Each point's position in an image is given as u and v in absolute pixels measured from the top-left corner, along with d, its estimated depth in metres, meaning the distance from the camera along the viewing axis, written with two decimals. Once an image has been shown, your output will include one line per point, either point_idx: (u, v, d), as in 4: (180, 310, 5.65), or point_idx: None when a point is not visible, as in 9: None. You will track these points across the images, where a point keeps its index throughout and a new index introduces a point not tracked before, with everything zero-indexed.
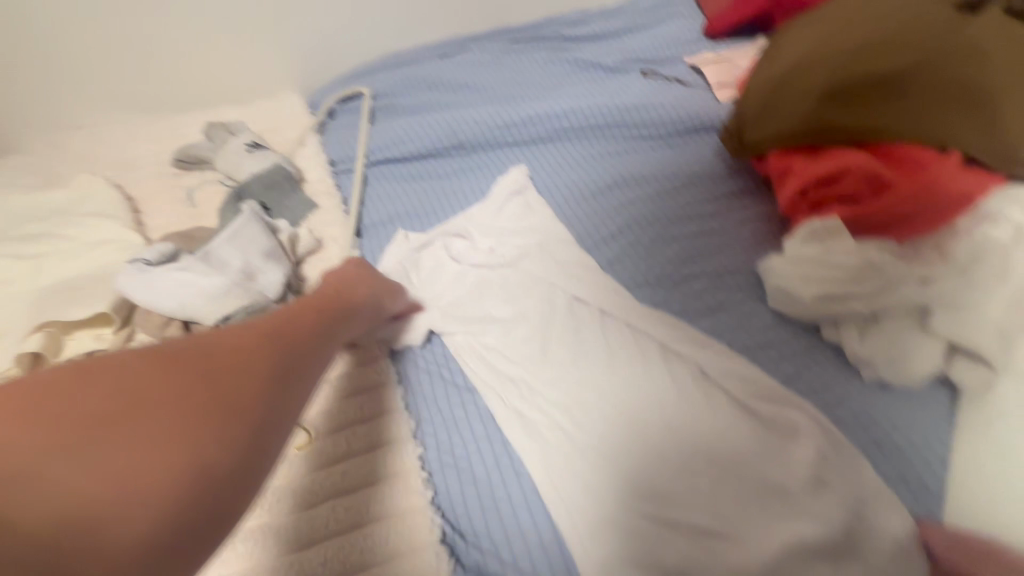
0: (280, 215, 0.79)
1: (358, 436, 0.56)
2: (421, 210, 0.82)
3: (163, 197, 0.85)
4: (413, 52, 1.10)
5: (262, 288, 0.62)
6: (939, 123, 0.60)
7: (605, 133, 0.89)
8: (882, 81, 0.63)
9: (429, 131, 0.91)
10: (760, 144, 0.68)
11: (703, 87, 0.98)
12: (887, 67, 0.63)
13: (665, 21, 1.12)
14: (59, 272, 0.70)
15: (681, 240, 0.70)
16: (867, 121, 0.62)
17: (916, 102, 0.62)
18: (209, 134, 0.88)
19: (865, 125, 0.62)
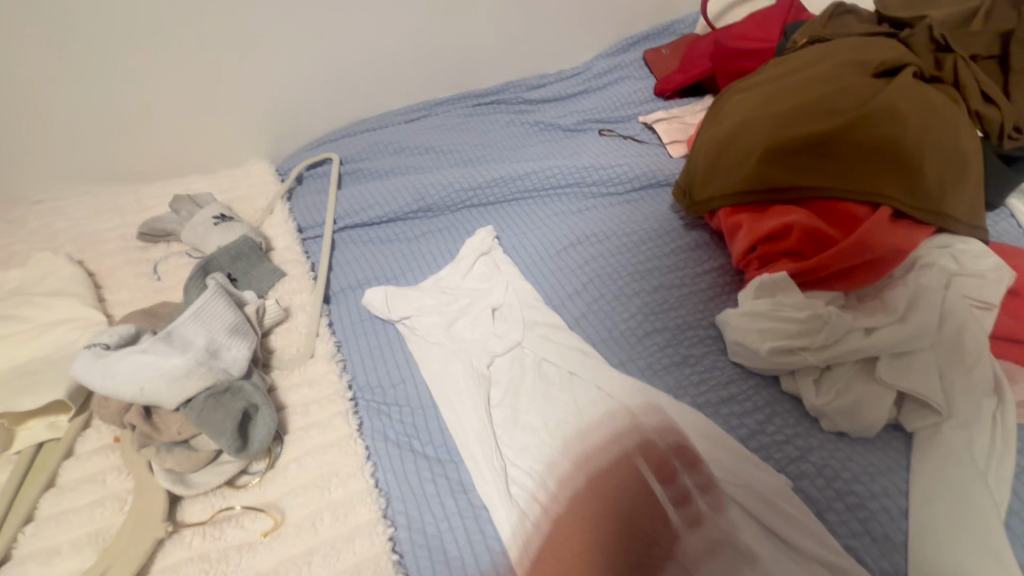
0: (246, 285, 0.78)
1: (327, 521, 0.52)
2: (390, 275, 0.83)
3: (127, 271, 0.84)
4: (381, 118, 1.14)
5: (226, 365, 0.61)
6: (870, 178, 0.65)
7: (567, 192, 0.93)
8: (815, 142, 0.67)
9: (397, 195, 0.93)
10: (709, 203, 0.73)
11: (658, 144, 1.04)
12: (817, 129, 0.67)
13: (619, 82, 1.20)
14: (10, 357, 0.68)
15: (643, 294, 0.73)
16: (804, 180, 0.67)
17: (847, 160, 0.66)
18: (175, 207, 0.89)
19: (803, 184, 0.66)
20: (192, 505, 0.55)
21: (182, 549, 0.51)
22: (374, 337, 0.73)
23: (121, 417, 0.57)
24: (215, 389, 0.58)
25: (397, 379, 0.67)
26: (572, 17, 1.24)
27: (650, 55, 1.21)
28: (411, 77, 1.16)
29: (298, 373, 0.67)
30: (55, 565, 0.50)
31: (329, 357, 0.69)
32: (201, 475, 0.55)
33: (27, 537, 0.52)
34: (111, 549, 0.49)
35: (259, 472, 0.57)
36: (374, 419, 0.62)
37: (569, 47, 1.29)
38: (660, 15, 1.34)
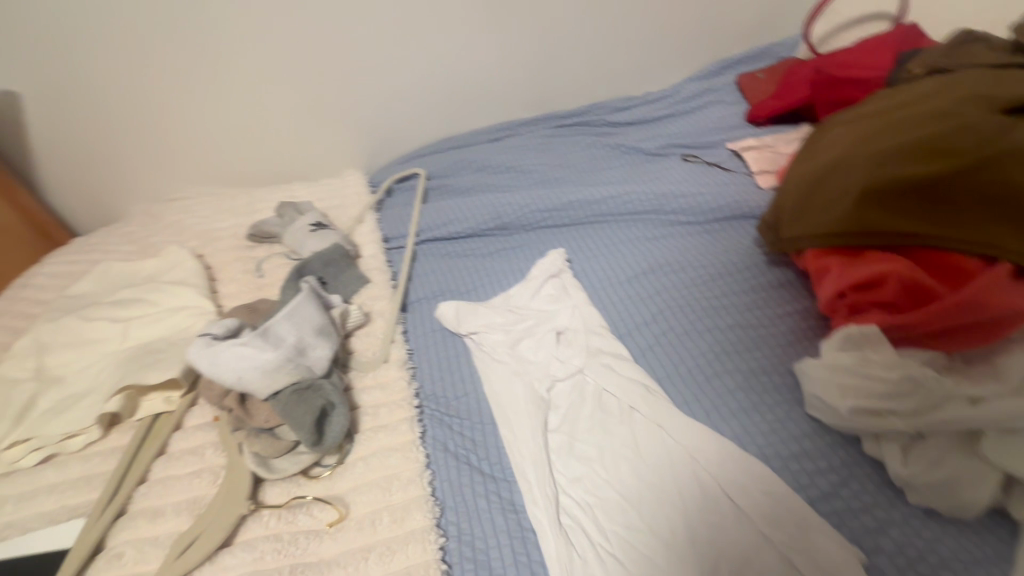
0: (334, 288, 0.85)
1: (385, 523, 0.55)
2: (463, 288, 0.86)
3: (237, 267, 0.94)
4: (468, 136, 1.20)
5: (310, 364, 0.67)
6: (987, 229, 0.58)
7: (644, 218, 0.92)
8: (923, 185, 0.62)
9: (476, 212, 0.97)
10: (795, 242, 0.70)
11: (745, 172, 1.00)
12: (927, 171, 0.62)
13: (709, 106, 1.17)
14: (140, 335, 0.79)
15: (715, 331, 0.70)
16: (906, 226, 0.61)
17: (960, 208, 0.60)
18: (280, 212, 0.99)
19: (904, 230, 0.61)
20: (272, 487, 0.61)
21: (259, 526, 0.56)
22: (442, 348, 0.76)
23: (221, 401, 0.65)
24: (298, 385, 0.64)
25: (462, 392, 0.70)
26: (663, 41, 1.23)
27: (743, 79, 1.17)
28: (499, 97, 1.21)
29: (372, 376, 0.73)
30: (158, 523, 0.57)
31: (400, 363, 0.74)
32: (281, 462, 0.61)
33: (140, 495, 0.60)
34: (203, 517, 0.56)
35: (330, 466, 0.62)
36: (436, 429, 0.65)
37: (659, 70, 1.27)
38: (758, 38, 1.29)
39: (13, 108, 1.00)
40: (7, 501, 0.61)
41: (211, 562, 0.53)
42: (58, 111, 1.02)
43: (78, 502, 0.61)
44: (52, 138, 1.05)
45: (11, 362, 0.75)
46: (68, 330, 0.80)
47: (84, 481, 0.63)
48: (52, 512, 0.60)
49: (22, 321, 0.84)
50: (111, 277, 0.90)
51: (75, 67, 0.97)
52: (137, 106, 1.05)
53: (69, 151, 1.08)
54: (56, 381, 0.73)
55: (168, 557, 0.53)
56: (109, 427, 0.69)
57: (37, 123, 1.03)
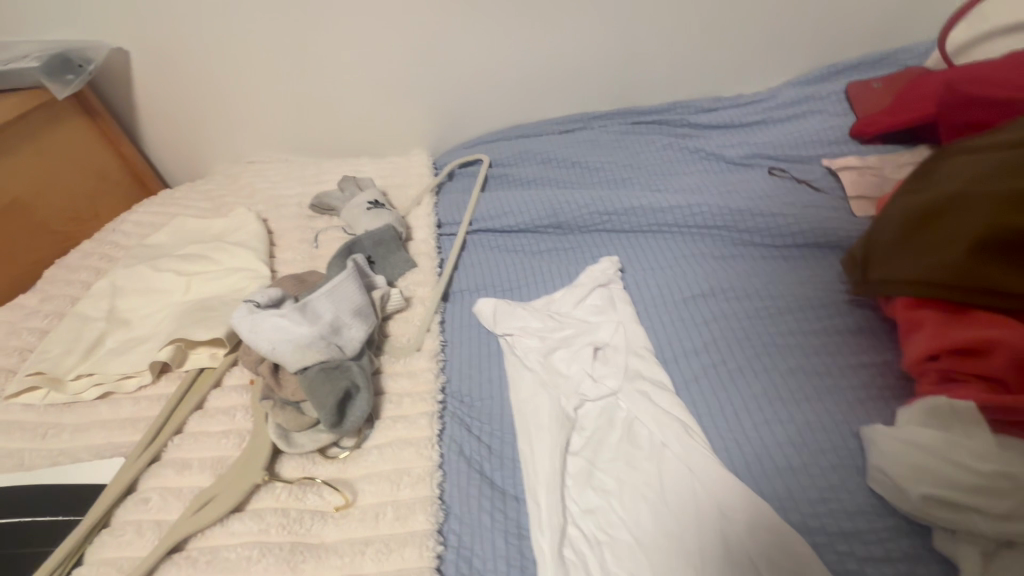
0: (381, 269, 0.86)
1: (388, 518, 0.54)
2: (506, 285, 0.83)
3: (295, 235, 0.97)
4: (537, 126, 1.15)
5: (343, 343, 0.67)
6: None
7: (712, 234, 0.85)
8: None
9: (532, 207, 0.93)
10: (885, 285, 0.61)
11: (839, 195, 0.89)
12: None
13: (808, 115, 1.04)
14: (200, 291, 0.83)
15: (773, 372, 0.63)
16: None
17: None
18: (342, 186, 1.00)
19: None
20: (289, 460, 0.62)
21: (271, 497, 0.58)
22: (476, 345, 0.74)
23: (256, 366, 0.67)
24: (328, 363, 0.64)
25: (487, 395, 0.67)
26: (766, 37, 1.11)
27: (854, 88, 1.04)
28: (576, 87, 1.15)
29: (402, 363, 0.72)
30: (184, 476, 0.60)
31: (432, 354, 0.72)
32: (301, 436, 0.62)
33: (173, 446, 0.63)
34: (222, 479, 0.58)
35: (347, 449, 0.62)
36: (455, 428, 0.63)
37: (756, 70, 1.16)
38: (881, 41, 1.13)
39: (121, 64, 1.08)
40: (65, 429, 0.67)
41: (223, 524, 0.55)
42: (159, 70, 1.09)
43: (123, 441, 0.66)
44: (153, 96, 1.14)
45: (88, 301, 0.82)
46: (140, 277, 0.86)
47: (131, 422, 0.68)
48: (100, 446, 0.65)
49: (105, 263, 0.92)
50: (185, 231, 0.96)
51: (175, 28, 1.03)
52: (225, 68, 1.09)
53: (166, 108, 1.16)
54: (122, 323, 0.79)
55: (185, 511, 0.56)
56: (159, 374, 0.73)
57: (140, 79, 1.11)
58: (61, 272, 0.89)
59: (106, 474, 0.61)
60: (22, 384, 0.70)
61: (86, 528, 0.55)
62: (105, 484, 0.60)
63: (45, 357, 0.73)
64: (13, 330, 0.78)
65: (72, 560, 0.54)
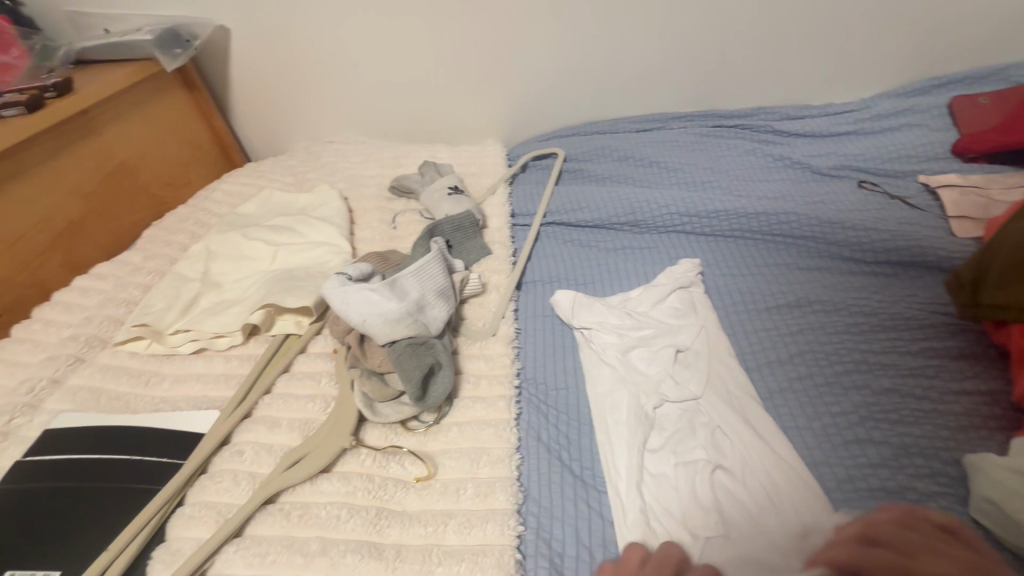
0: (459, 253, 0.87)
1: (469, 494, 0.56)
2: (582, 280, 0.83)
3: (373, 215, 1.00)
4: (613, 123, 1.15)
5: (427, 321, 0.69)
6: None
7: (795, 243, 0.83)
8: None
9: (609, 203, 0.93)
10: (1000, 310, 0.59)
11: (936, 214, 0.85)
12: None
13: (905, 128, 1.00)
14: (286, 261, 0.87)
15: (864, 390, 0.61)
16: None
17: None
18: (421, 171, 1.03)
19: None
20: (372, 429, 0.65)
21: (356, 462, 0.60)
22: (552, 335, 0.75)
23: (343, 336, 0.70)
24: (414, 338, 0.67)
25: (563, 384, 0.68)
26: (865, 45, 1.06)
27: (959, 103, 0.98)
28: (656, 86, 1.14)
29: (478, 346, 0.73)
30: (275, 433, 0.63)
31: (507, 340, 0.73)
32: (385, 407, 0.65)
33: (264, 403, 0.67)
34: (311, 439, 0.61)
35: (427, 423, 0.64)
36: (532, 415, 0.64)
37: (849, 79, 1.11)
38: (993, 54, 1.06)
39: (222, 41, 1.14)
40: (165, 379, 0.72)
41: (312, 482, 0.58)
42: (255, 49, 1.14)
43: (217, 395, 0.70)
44: (246, 75, 1.19)
45: (185, 262, 0.87)
46: (232, 243, 0.90)
47: (224, 378, 0.72)
48: (197, 398, 0.69)
49: (199, 228, 0.98)
50: (271, 203, 1.01)
51: (274, 11, 1.07)
52: (314, 49, 1.13)
53: (257, 87, 1.21)
54: (215, 285, 0.84)
55: (277, 467, 0.59)
56: (248, 336, 0.77)
57: (237, 57, 1.16)
58: (160, 234, 0.95)
59: (203, 424, 0.65)
60: (129, 334, 0.75)
61: (188, 472, 0.59)
62: (202, 434, 0.64)
63: (148, 311, 0.78)
64: (121, 283, 0.84)
65: (175, 500, 0.58)
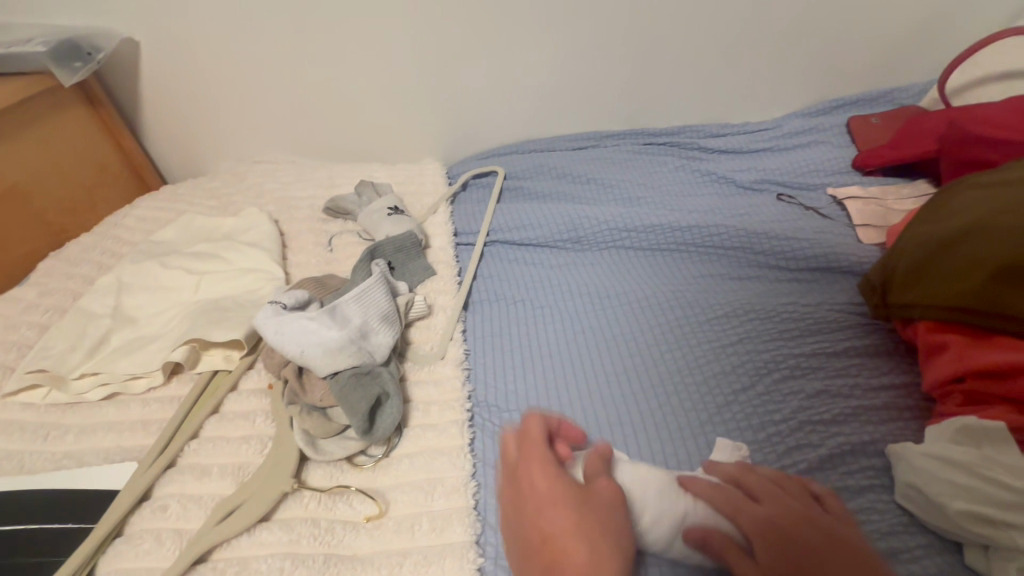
0: (402, 275, 0.85)
1: (425, 529, 0.53)
2: (528, 298, 0.83)
3: (308, 238, 0.96)
4: (550, 142, 1.17)
5: (371, 349, 0.66)
6: None
7: (726, 253, 0.88)
8: None
9: (551, 220, 0.94)
10: (906, 309, 0.64)
11: (845, 223, 0.93)
12: None
13: (812, 145, 1.09)
14: (211, 290, 0.81)
15: (795, 393, 0.65)
16: None
17: None
18: (358, 191, 1.00)
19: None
20: (316, 468, 0.60)
21: (299, 506, 0.56)
22: (501, 355, 0.74)
23: (280, 369, 0.66)
24: (359, 368, 0.64)
25: (515, 406, 0.67)
26: (774, 70, 1.15)
27: (855, 122, 1.09)
28: (589, 106, 1.18)
29: (426, 371, 0.71)
30: (204, 482, 0.57)
31: (456, 363, 0.72)
32: (328, 444, 0.61)
33: (189, 450, 0.60)
34: (246, 485, 0.56)
35: (375, 457, 0.60)
36: (486, 439, 0.62)
37: (762, 101, 1.20)
38: (880, 79, 1.19)
39: (129, 55, 1.05)
40: (69, 431, 0.63)
41: (250, 533, 0.53)
42: (169, 63, 1.06)
43: (134, 444, 0.62)
44: (159, 91, 1.10)
45: (91, 296, 0.79)
46: (147, 274, 0.82)
47: (141, 425, 0.64)
48: (108, 450, 0.62)
49: (108, 258, 0.89)
50: (193, 229, 0.93)
51: (190, 25, 1.01)
52: (235, 61, 1.06)
53: (172, 104, 1.13)
54: (128, 321, 0.76)
55: (208, 521, 0.53)
56: (170, 375, 0.70)
57: (148, 72, 1.07)
58: (60, 266, 0.86)
59: (117, 479, 0.58)
60: (23, 383, 0.66)
61: (100, 538, 0.52)
62: (116, 491, 0.57)
63: (46, 354, 0.69)
64: (10, 324, 0.74)
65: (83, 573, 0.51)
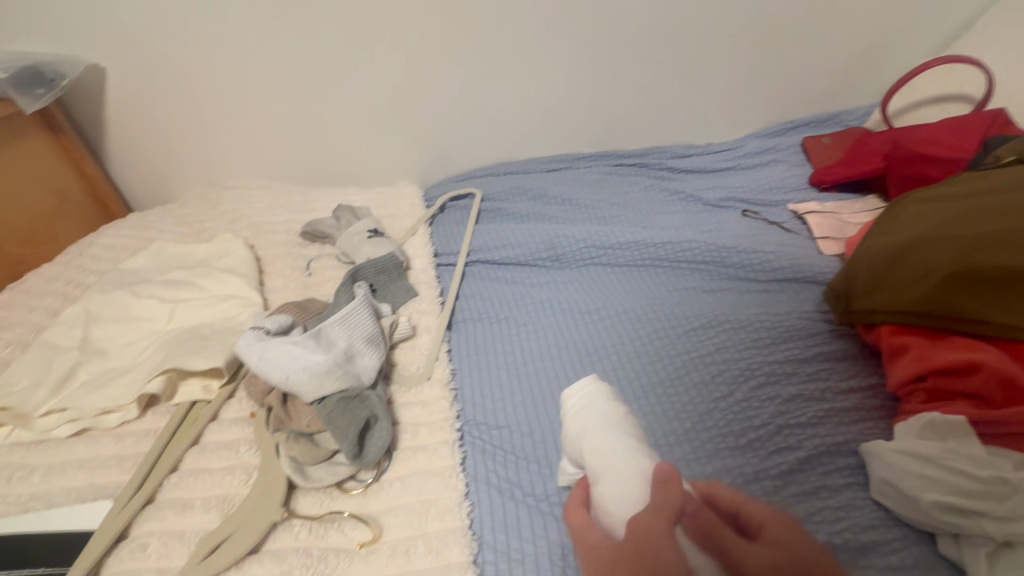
0: (384, 298, 0.85)
1: (420, 552, 0.53)
2: (512, 316, 0.84)
3: (285, 263, 0.95)
4: (525, 165, 1.20)
5: (358, 372, 0.66)
6: None
7: (699, 267, 0.91)
8: (1004, 274, 0.59)
9: (530, 240, 0.97)
10: (870, 315, 0.69)
11: (806, 237, 0.99)
12: (1008, 262, 0.59)
13: (772, 164, 1.16)
14: (186, 318, 0.79)
15: (772, 398, 0.68)
16: (980, 311, 0.60)
17: None
18: (336, 214, 1.00)
19: (978, 314, 0.60)
20: (305, 496, 0.59)
21: (289, 536, 0.55)
22: (488, 373, 0.74)
23: (263, 397, 0.64)
24: (347, 392, 0.63)
25: (504, 422, 0.67)
26: (733, 94, 1.22)
27: (809, 142, 1.16)
28: (561, 129, 1.21)
29: (414, 393, 0.71)
30: (186, 517, 0.55)
31: (443, 383, 0.72)
32: (317, 470, 0.59)
33: (170, 484, 0.58)
34: (233, 517, 0.54)
35: (366, 481, 0.60)
36: (477, 458, 0.63)
37: (723, 123, 1.27)
38: (829, 102, 1.28)
39: (94, 82, 1.03)
40: (37, 471, 0.60)
41: (238, 567, 0.52)
42: (136, 90, 1.05)
43: (108, 482, 0.60)
44: (126, 117, 1.08)
45: (57, 329, 0.76)
46: (116, 304, 0.80)
47: (115, 461, 0.62)
48: (80, 489, 0.59)
49: (74, 289, 0.85)
50: (164, 256, 0.91)
51: (159, 51, 1.00)
52: (205, 85, 1.05)
53: (139, 130, 1.10)
54: (98, 353, 0.73)
55: (192, 557, 0.51)
56: (145, 408, 0.68)
57: (114, 99, 1.05)
58: (22, 299, 0.82)
59: None
60: None
61: None
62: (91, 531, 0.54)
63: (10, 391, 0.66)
64: None
65: None
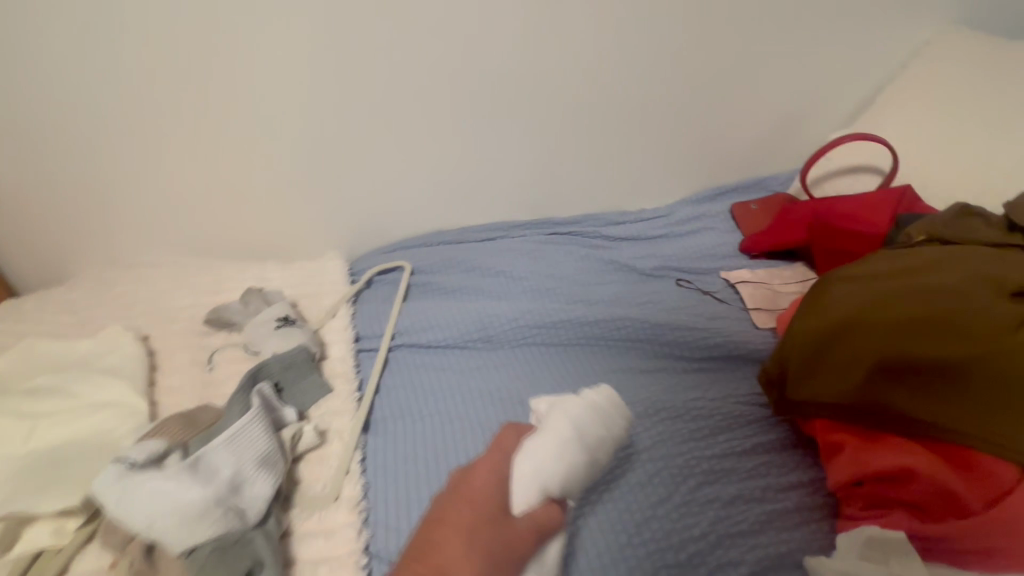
0: (291, 396, 0.76)
1: None
2: (436, 411, 0.77)
3: (183, 357, 0.84)
4: (457, 234, 1.15)
5: (243, 508, 0.57)
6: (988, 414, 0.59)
7: (636, 346, 0.88)
8: (924, 368, 0.61)
9: (459, 320, 0.91)
10: (804, 407, 0.66)
11: (740, 307, 0.97)
12: (928, 355, 0.61)
13: (704, 230, 1.16)
14: (47, 439, 0.67)
15: (712, 503, 0.64)
16: (907, 405, 0.61)
17: (960, 390, 0.60)
18: (244, 299, 0.90)
19: (906, 409, 0.61)
20: None
21: None
22: (407, 487, 0.67)
23: (123, 546, 0.55)
24: (225, 539, 0.55)
25: None
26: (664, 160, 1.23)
27: (737, 209, 1.18)
28: (495, 195, 1.17)
29: (316, 519, 0.62)
30: None
31: (352, 505, 0.63)
32: None
33: None
34: None
35: None
36: None
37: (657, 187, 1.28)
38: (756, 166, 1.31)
39: None
40: None
41: None
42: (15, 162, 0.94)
43: None
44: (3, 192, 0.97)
45: None
46: None
47: None
48: None
49: None
50: (31, 357, 0.79)
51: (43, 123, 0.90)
52: (99, 158, 0.96)
53: (20, 206, 0.99)
54: None
55: None
56: None
57: None
58: None
59: None
60: None
61: None
62: None
63: None
64: None
65: None
